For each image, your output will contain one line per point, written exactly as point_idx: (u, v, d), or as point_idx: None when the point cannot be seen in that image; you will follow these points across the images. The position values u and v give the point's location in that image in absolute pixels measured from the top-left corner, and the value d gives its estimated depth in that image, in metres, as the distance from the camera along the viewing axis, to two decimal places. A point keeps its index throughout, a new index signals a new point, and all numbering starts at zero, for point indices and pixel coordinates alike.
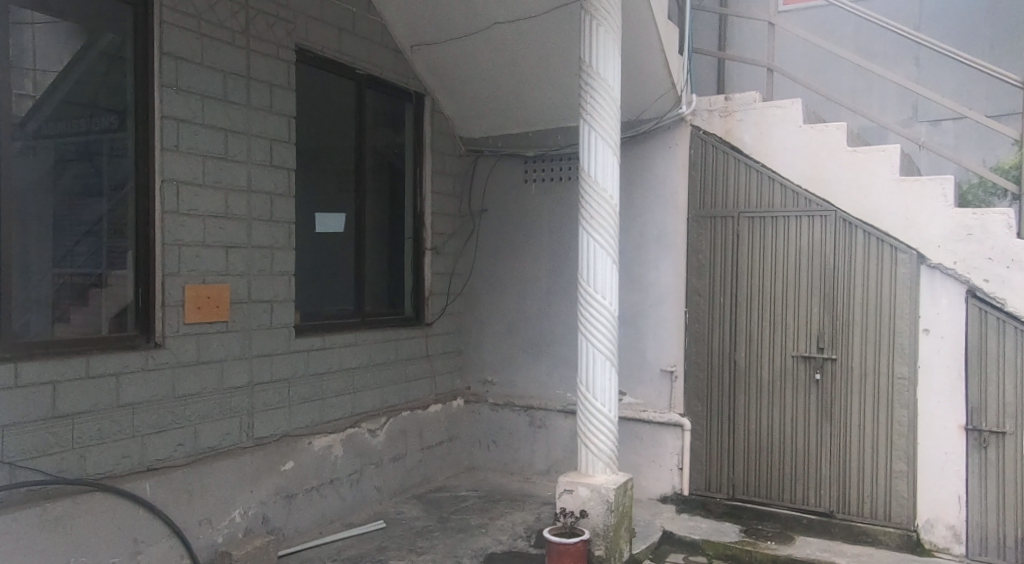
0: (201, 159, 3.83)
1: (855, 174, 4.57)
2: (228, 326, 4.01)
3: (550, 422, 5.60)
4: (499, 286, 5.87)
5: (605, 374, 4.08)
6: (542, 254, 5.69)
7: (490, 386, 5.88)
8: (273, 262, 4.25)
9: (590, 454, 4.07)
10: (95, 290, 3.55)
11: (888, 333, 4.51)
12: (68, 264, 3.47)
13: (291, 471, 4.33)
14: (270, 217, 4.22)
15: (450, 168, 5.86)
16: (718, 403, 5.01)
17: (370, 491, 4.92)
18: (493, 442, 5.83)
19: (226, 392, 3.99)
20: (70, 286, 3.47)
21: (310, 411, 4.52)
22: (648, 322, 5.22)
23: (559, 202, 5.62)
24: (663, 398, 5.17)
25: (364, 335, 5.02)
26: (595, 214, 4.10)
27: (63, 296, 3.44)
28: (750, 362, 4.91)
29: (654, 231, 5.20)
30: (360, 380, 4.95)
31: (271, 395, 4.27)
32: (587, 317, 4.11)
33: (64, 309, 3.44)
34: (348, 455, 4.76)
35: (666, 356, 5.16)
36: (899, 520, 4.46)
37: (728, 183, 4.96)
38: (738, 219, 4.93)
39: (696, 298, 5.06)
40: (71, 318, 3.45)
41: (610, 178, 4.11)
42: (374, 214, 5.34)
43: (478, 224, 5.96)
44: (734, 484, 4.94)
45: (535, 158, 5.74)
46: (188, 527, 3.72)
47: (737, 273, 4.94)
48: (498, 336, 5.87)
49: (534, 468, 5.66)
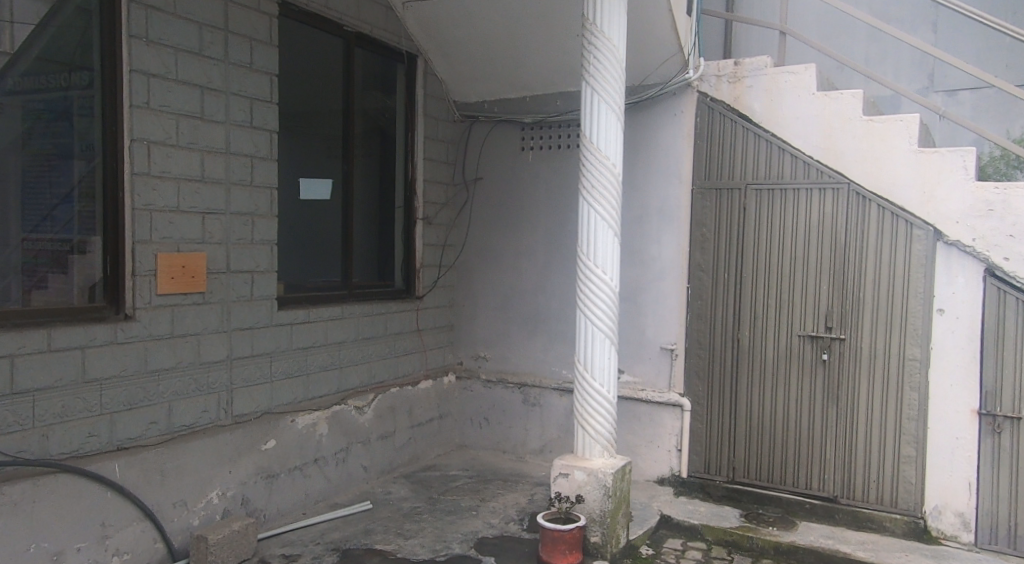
0: (175, 118, 3.57)
1: (870, 145, 4.34)
2: (204, 298, 3.77)
3: (544, 400, 5.40)
4: (493, 258, 5.63)
5: (604, 353, 3.87)
6: (538, 225, 5.44)
7: (482, 361, 5.67)
8: (254, 229, 4.01)
9: (587, 436, 3.87)
10: (73, 258, 3.36)
11: (900, 313, 4.30)
12: (47, 230, 3.28)
13: (273, 450, 4.12)
14: (251, 182, 3.97)
15: (443, 134, 5.60)
16: (719, 383, 4.81)
17: (356, 470, 4.73)
18: (484, 420, 5.64)
19: (203, 367, 3.77)
20: (48, 252, 3.29)
21: (293, 387, 4.30)
22: (648, 298, 5.00)
23: (557, 171, 5.35)
24: (662, 378, 4.96)
25: (351, 308, 4.79)
26: (597, 183, 3.86)
27: (40, 262, 3.26)
28: (754, 341, 4.71)
29: (656, 203, 4.95)
30: (347, 355, 4.73)
31: (252, 370, 4.05)
32: (586, 293, 3.88)
33: (41, 276, 3.26)
34: (333, 434, 4.55)
35: (666, 334, 4.95)
36: (906, 507, 4.29)
37: (735, 153, 4.72)
38: (745, 191, 4.70)
39: (699, 274, 4.85)
40: (48, 285, 3.27)
41: (613, 146, 3.86)
42: (362, 181, 5.09)
43: (472, 193, 5.70)
44: (734, 467, 4.77)
45: (533, 125, 5.42)
46: (162, 510, 3.52)
47: (743, 248, 4.72)
48: (491, 310, 5.64)
49: (527, 447, 5.47)
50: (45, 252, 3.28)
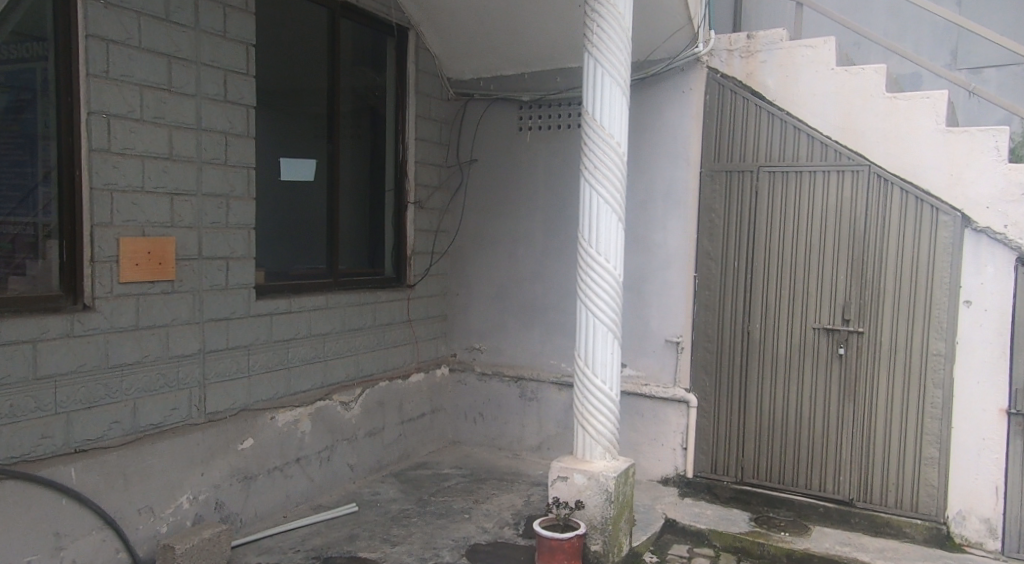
0: (139, 90, 3.27)
1: (893, 124, 4.04)
2: (174, 286, 3.48)
3: (542, 394, 5.12)
4: (488, 244, 5.33)
5: (607, 347, 3.58)
6: (536, 210, 5.14)
7: (477, 353, 5.39)
8: (229, 212, 3.71)
9: (587, 437, 3.59)
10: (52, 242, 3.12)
11: (923, 305, 4.02)
12: (26, 212, 3.06)
13: (250, 450, 3.84)
14: (225, 161, 3.67)
15: (436, 112, 5.29)
16: (728, 378, 4.53)
17: (342, 469, 4.46)
18: (479, 415, 5.36)
19: (172, 362, 3.48)
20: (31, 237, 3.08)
21: (273, 382, 4.02)
22: (653, 288, 4.71)
23: (557, 153, 5.05)
24: (667, 372, 4.69)
25: (337, 297, 4.50)
26: (600, 164, 3.56)
27: (20, 247, 3.05)
28: (765, 334, 4.42)
29: (662, 187, 4.66)
30: (332, 347, 4.44)
31: (227, 364, 3.76)
32: (588, 282, 3.59)
33: (21, 261, 3.05)
34: (317, 431, 4.27)
35: (672, 326, 4.67)
36: (927, 512, 4.02)
37: (747, 133, 4.42)
38: (758, 174, 4.40)
39: (707, 262, 4.56)
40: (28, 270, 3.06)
41: (617, 123, 3.56)
42: (349, 162, 4.79)
43: (467, 176, 5.40)
44: (743, 467, 4.50)
45: (531, 103, 5.11)
46: (124, 518, 3.24)
47: (755, 235, 4.43)
48: (486, 299, 5.35)
49: (524, 444, 5.20)
50: (14, 237, 3.04)
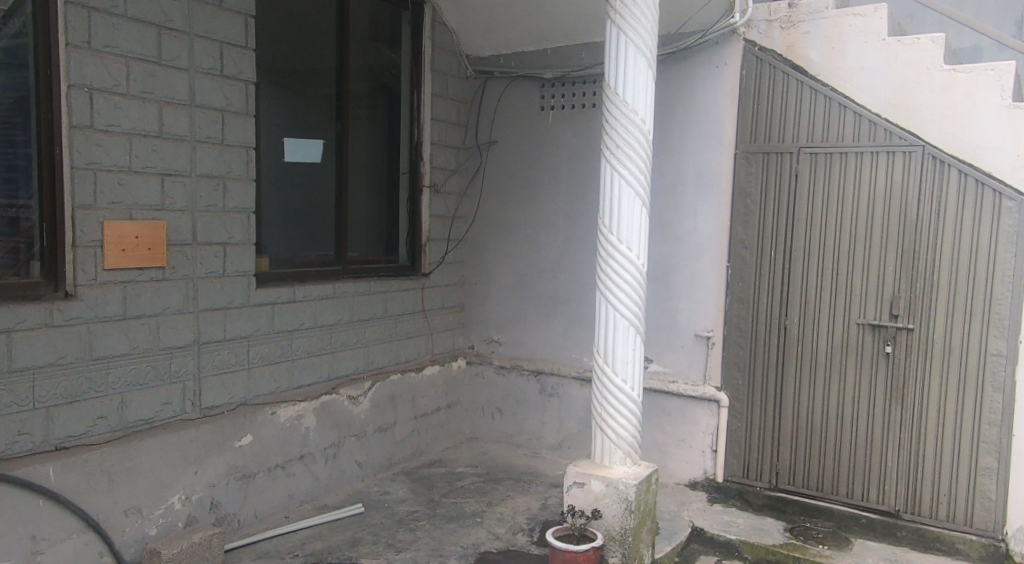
0: (125, 62, 3.04)
1: (950, 99, 3.67)
2: (165, 274, 3.26)
3: (563, 390, 4.84)
4: (508, 231, 5.06)
5: (628, 344, 3.29)
6: (558, 195, 4.85)
7: (495, 346, 5.13)
8: (226, 194, 3.49)
9: (607, 440, 3.30)
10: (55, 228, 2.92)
11: (981, 299, 3.66)
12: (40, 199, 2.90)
13: (250, 447, 3.62)
14: (222, 140, 3.44)
15: (454, 91, 5.02)
16: (762, 377, 4.21)
17: (350, 467, 4.23)
18: (497, 411, 5.10)
19: (164, 353, 3.27)
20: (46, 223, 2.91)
21: (275, 375, 3.80)
22: (682, 279, 4.40)
23: (581, 134, 4.74)
24: (696, 369, 4.38)
25: (346, 285, 4.26)
26: (623, 143, 3.25)
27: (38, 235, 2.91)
28: (804, 329, 4.09)
29: (693, 170, 4.34)
30: (340, 338, 4.22)
31: (225, 356, 3.55)
32: (608, 273, 3.30)
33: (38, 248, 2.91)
34: (323, 427, 4.05)
35: (702, 320, 4.35)
36: (983, 527, 3.68)
37: (787, 112, 4.08)
38: (798, 156, 4.06)
39: (741, 251, 4.24)
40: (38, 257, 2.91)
41: (642, 98, 3.24)
42: (360, 143, 4.54)
43: (486, 158, 5.12)
44: (778, 472, 4.18)
45: (554, 80, 4.81)
46: (109, 520, 3.05)
47: (794, 222, 4.09)
48: (506, 289, 5.09)
49: (544, 442, 4.93)
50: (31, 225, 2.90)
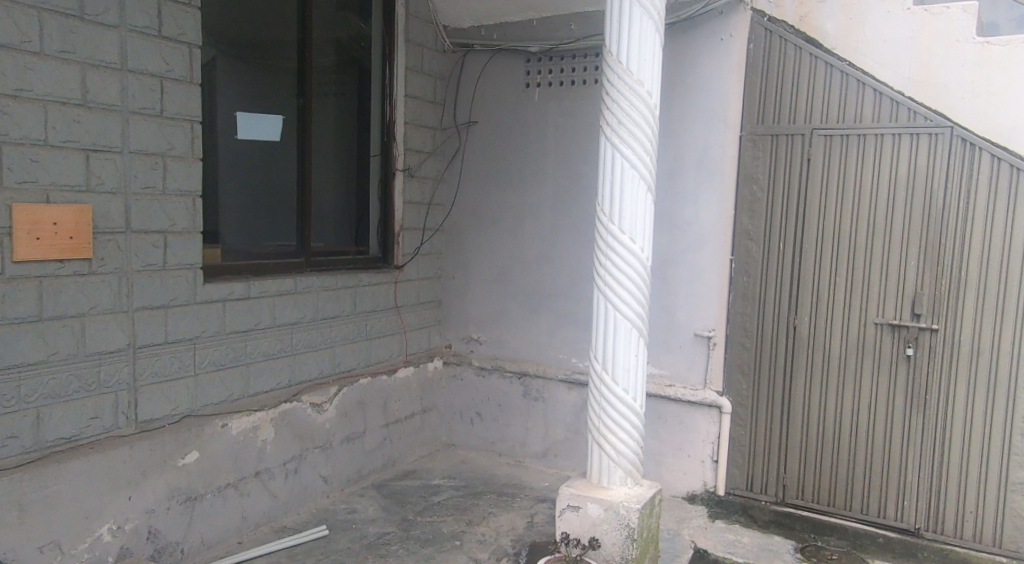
0: (38, 14, 2.60)
1: (983, 75, 3.32)
2: (92, 267, 2.81)
3: (549, 394, 4.43)
4: (489, 220, 4.63)
5: (630, 348, 2.88)
6: (545, 180, 4.42)
7: (475, 345, 4.71)
8: (166, 175, 3.03)
9: (605, 458, 2.90)
10: None
11: (1014, 297, 3.32)
12: None
13: (196, 466, 3.17)
14: (160, 112, 2.98)
15: (430, 66, 4.58)
16: (769, 381, 3.84)
17: (313, 482, 3.79)
18: (477, 416, 4.68)
19: (90, 361, 2.81)
20: None
21: (227, 381, 3.35)
22: (681, 273, 4.01)
23: (569, 113, 4.32)
24: (696, 372, 3.99)
25: (309, 280, 3.81)
26: (625, 119, 2.83)
27: None
28: (816, 329, 3.72)
29: (694, 154, 3.94)
30: (302, 339, 3.77)
31: (166, 362, 3.09)
32: (607, 267, 2.88)
33: None
34: (282, 439, 3.60)
35: (703, 319, 3.97)
36: (1014, 548, 3.36)
37: (798, 89, 3.69)
38: (811, 138, 3.68)
39: (747, 243, 3.85)
40: None
41: (648, 67, 2.83)
42: (324, 121, 4.09)
43: (465, 140, 4.69)
44: (786, 486, 3.82)
45: (540, 55, 4.38)
46: (20, 557, 2.60)
47: (806, 211, 3.70)
48: (487, 283, 4.66)
49: (527, 450, 4.53)
50: None
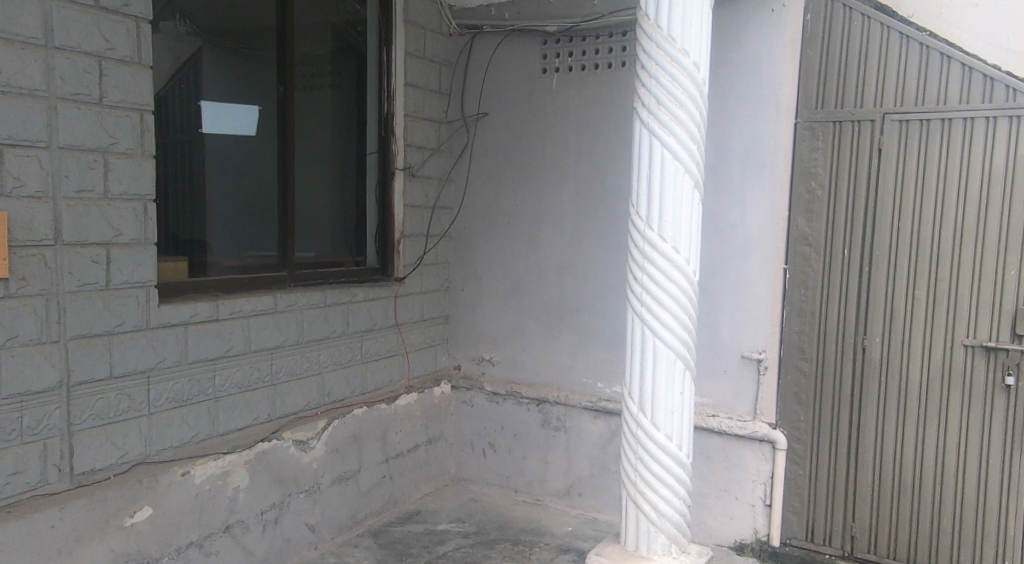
0: None
1: None
2: (10, 289, 2.30)
3: (571, 423, 3.87)
4: (502, 225, 4.08)
5: (673, 384, 2.31)
6: (565, 179, 3.87)
7: (486, 366, 4.16)
8: (108, 175, 2.51)
9: (643, 521, 2.33)
10: None
11: None
12: None
13: (148, 525, 2.66)
14: (100, 98, 2.47)
15: (433, 50, 4.04)
16: (832, 413, 3.26)
17: (297, 533, 3.27)
18: (489, 447, 4.13)
19: (10, 405, 2.31)
20: None
21: (190, 419, 2.83)
22: (724, 285, 3.42)
23: (593, 101, 3.76)
24: (743, 401, 3.41)
25: (293, 297, 3.28)
26: (666, 98, 2.26)
27: None
28: (890, 352, 3.13)
29: (739, 145, 3.35)
30: (284, 366, 3.24)
31: (111, 400, 2.57)
32: (644, 284, 2.32)
33: None
34: (258, 485, 3.07)
35: (751, 339, 3.38)
36: None
37: (867, 66, 3.12)
38: (881, 124, 3.10)
39: (804, 249, 3.27)
40: None
41: (694, 32, 2.26)
42: (313, 113, 3.57)
43: (474, 135, 4.14)
44: (854, 536, 3.24)
45: (559, 35, 3.83)
46: None
47: (877, 212, 3.12)
48: (500, 296, 4.11)
49: (547, 487, 3.96)
50: None
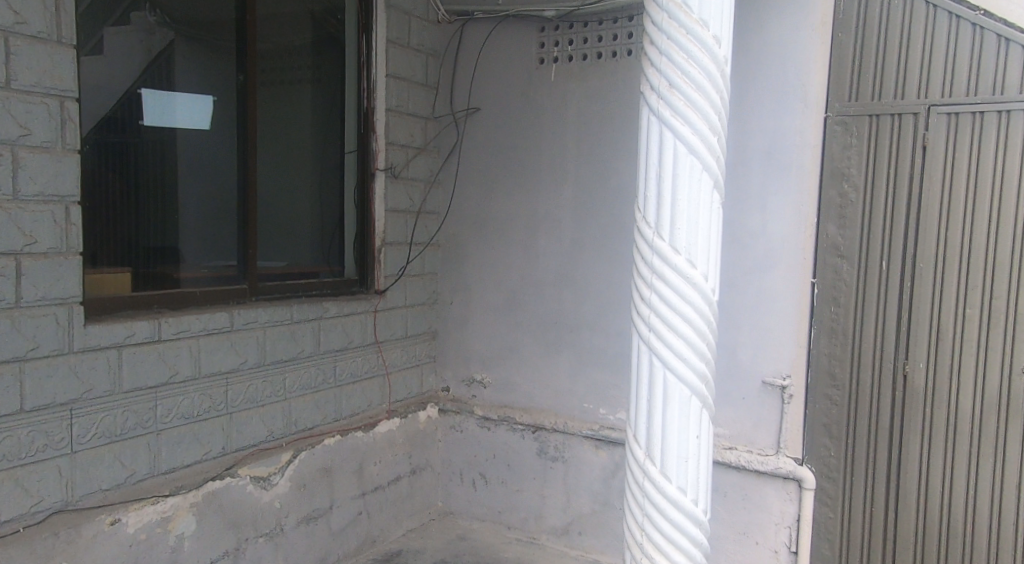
0: None
1: None
2: None
3: (570, 454, 3.46)
4: (494, 233, 3.69)
5: (688, 427, 1.90)
6: (565, 181, 3.47)
7: (477, 388, 3.76)
8: (17, 172, 2.14)
9: None
10: None
11: None
12: None
13: None
14: (7, 82, 2.10)
15: (419, 39, 3.66)
16: (869, 449, 2.84)
17: None
18: (480, 477, 3.73)
19: None
20: None
21: (124, 457, 2.45)
22: (743, 301, 3.02)
23: (595, 93, 3.37)
24: (764, 433, 3.01)
25: (253, 313, 2.88)
26: (681, 80, 1.85)
27: None
28: (936, 380, 2.72)
29: (760, 142, 2.96)
30: (242, 393, 2.84)
31: (21, 439, 2.19)
32: (653, 306, 1.91)
33: None
34: (207, 531, 2.68)
35: (773, 362, 2.98)
36: None
37: (911, 51, 2.70)
38: (927, 118, 2.69)
39: (835, 261, 2.86)
40: None
41: (713, 0, 1.86)
42: (287, 107, 3.18)
43: (463, 132, 3.76)
44: None
45: (558, 21, 3.44)
46: None
47: (922, 218, 2.71)
48: (492, 311, 3.71)
49: (543, 524, 3.56)
50: None
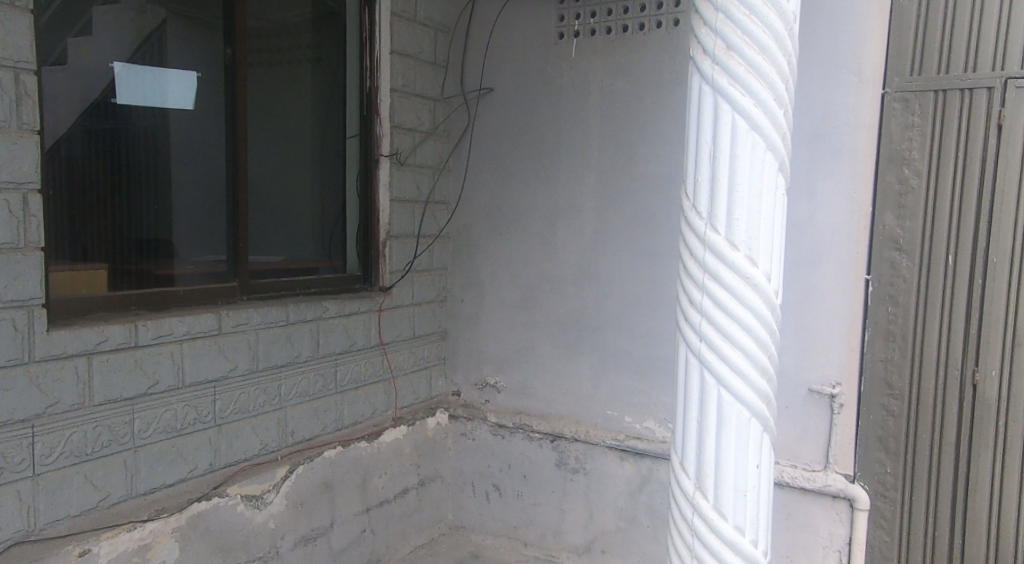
0: None
1: None
2: None
3: (592, 466, 3.17)
4: (509, 224, 3.39)
5: (745, 455, 1.60)
6: (587, 167, 3.16)
7: (491, 393, 3.47)
8: None
9: None
10: None
11: None
12: None
13: None
14: None
15: (427, 12, 3.35)
16: (931, 466, 2.53)
17: None
18: (494, 489, 3.44)
19: None
20: None
21: (96, 478, 2.18)
22: (787, 299, 2.72)
23: (620, 70, 3.06)
24: (811, 446, 2.71)
25: (244, 314, 2.58)
26: (742, 40, 1.54)
27: None
28: (1010, 388, 2.41)
29: (807, 123, 2.65)
30: (231, 403, 2.55)
31: None
32: (705, 310, 1.60)
33: None
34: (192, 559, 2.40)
35: (821, 368, 2.68)
36: None
37: (984, 17, 2.39)
38: (1003, 92, 2.38)
39: (894, 254, 2.55)
40: None
41: None
42: (285, 86, 2.88)
43: (475, 114, 3.46)
44: None
45: None
46: None
47: (995, 206, 2.40)
48: (506, 309, 3.42)
49: (563, 541, 3.27)
50: None
